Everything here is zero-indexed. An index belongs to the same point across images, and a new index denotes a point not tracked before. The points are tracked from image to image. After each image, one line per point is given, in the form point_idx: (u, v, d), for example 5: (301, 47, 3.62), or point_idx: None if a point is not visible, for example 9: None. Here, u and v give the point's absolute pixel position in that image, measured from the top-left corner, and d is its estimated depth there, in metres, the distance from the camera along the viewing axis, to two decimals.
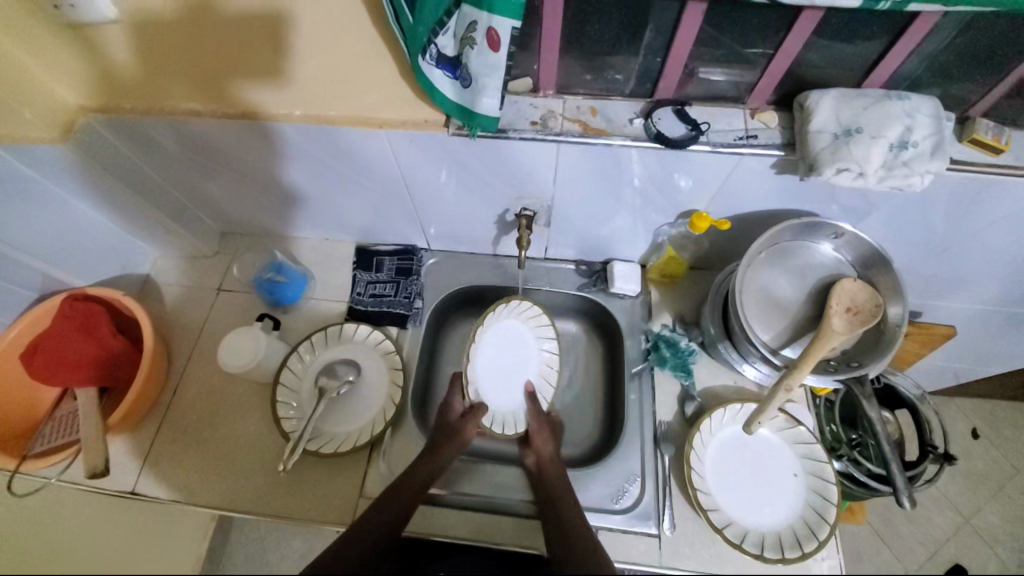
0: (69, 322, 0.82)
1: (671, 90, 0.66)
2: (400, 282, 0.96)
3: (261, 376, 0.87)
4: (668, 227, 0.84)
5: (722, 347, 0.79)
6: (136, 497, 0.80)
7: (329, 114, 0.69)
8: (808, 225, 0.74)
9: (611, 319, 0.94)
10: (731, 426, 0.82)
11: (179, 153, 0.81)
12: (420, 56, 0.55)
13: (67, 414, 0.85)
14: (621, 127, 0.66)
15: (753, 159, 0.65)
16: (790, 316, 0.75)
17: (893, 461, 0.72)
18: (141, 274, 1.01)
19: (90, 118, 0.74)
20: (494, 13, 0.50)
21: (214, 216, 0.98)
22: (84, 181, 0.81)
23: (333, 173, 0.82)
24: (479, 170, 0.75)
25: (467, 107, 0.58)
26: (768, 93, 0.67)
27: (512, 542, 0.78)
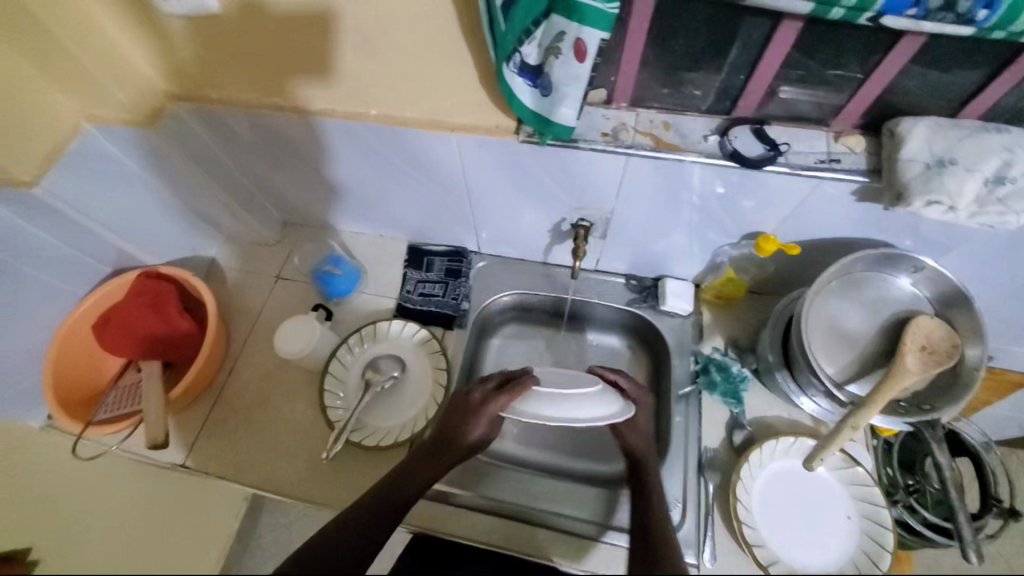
0: (140, 297, 0.86)
1: (750, 108, 0.65)
2: (449, 284, 0.97)
3: (312, 364, 0.89)
4: (729, 248, 0.82)
5: (780, 377, 0.76)
6: (186, 470, 0.83)
7: (403, 115, 0.72)
8: (885, 257, 0.70)
9: (659, 337, 0.92)
10: (782, 459, 0.78)
11: (254, 144, 0.85)
12: (504, 64, 0.55)
13: (130, 384, 0.89)
14: (694, 143, 0.65)
15: (832, 184, 0.63)
16: (857, 350, 0.71)
17: (960, 511, 0.68)
18: (206, 256, 1.06)
19: (176, 105, 0.79)
20: (584, 25, 0.50)
21: (278, 206, 1.02)
22: (166, 164, 0.85)
23: (397, 171, 0.84)
24: (543, 178, 0.75)
25: (544, 115, 0.58)
26: (854, 116, 0.64)
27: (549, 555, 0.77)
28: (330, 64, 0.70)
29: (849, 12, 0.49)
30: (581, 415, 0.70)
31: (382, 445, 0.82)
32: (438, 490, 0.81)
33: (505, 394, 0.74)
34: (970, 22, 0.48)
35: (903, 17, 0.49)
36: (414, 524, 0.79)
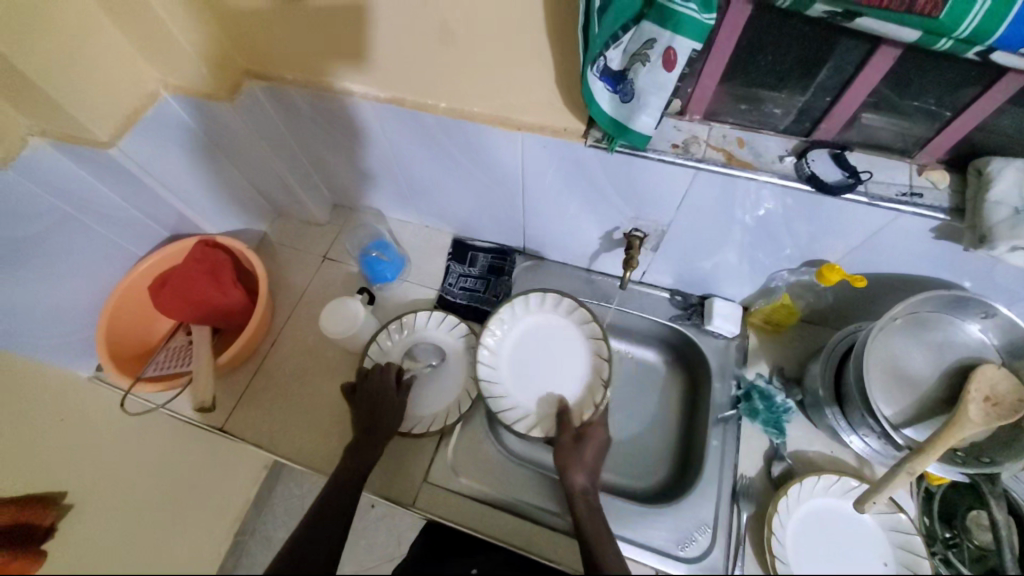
0: (198, 264, 0.89)
1: (831, 132, 0.63)
2: (490, 280, 0.99)
3: (352, 346, 0.90)
4: (786, 273, 0.79)
5: (829, 412, 0.74)
6: (224, 435, 0.86)
7: (470, 110, 0.71)
8: (955, 300, 0.67)
9: (699, 357, 0.90)
10: (822, 496, 0.75)
11: (318, 126, 0.87)
12: (589, 67, 0.55)
13: (179, 346, 0.92)
14: (768, 163, 0.63)
15: (911, 219, 0.61)
16: (916, 393, 0.69)
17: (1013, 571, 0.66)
18: (259, 231, 1.09)
19: (252, 82, 0.80)
20: (678, 34, 0.49)
21: (331, 188, 1.04)
22: (234, 139, 0.88)
23: (455, 164, 0.84)
24: (604, 186, 0.75)
25: (622, 123, 0.58)
26: (941, 150, 0.61)
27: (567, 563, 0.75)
28: (412, 51, 0.70)
29: (957, 44, 0.46)
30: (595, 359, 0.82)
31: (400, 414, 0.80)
32: (466, 484, 0.81)
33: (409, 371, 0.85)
34: None
35: (1018, 54, 0.46)
36: (431, 512, 0.79)
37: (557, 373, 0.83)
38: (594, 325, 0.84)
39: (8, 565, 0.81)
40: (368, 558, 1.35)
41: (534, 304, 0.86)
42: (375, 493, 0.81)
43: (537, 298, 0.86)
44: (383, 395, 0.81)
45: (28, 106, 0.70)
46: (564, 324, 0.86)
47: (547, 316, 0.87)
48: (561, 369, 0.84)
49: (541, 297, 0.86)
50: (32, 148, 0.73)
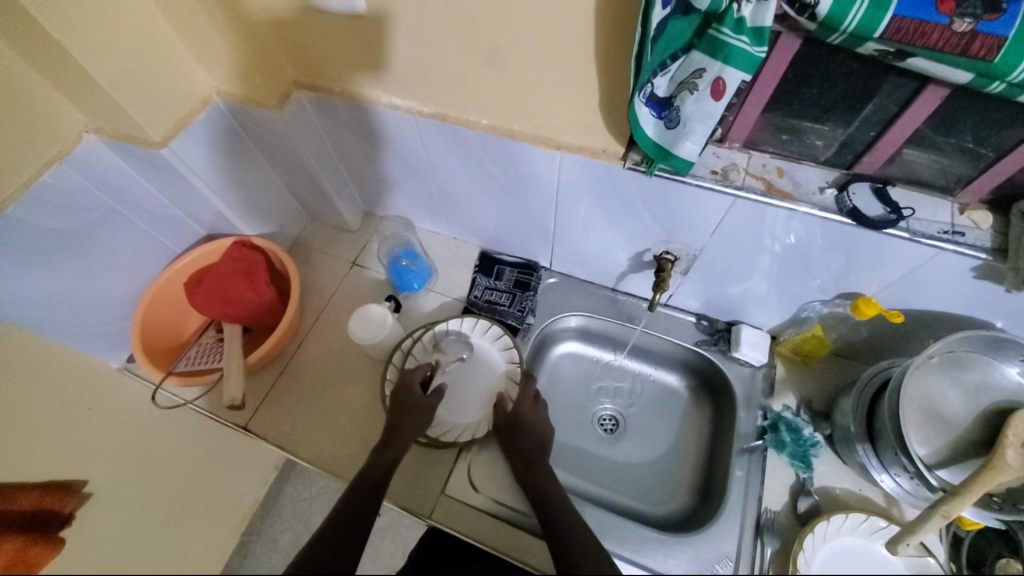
0: (234, 263, 0.91)
1: (871, 167, 0.63)
2: (516, 295, 0.99)
3: (375, 353, 0.91)
4: (818, 304, 0.78)
5: (860, 449, 0.72)
6: (247, 433, 0.86)
7: (511, 129, 0.75)
8: (994, 341, 0.66)
9: (724, 384, 0.89)
10: (850, 536, 0.73)
11: (357, 135, 0.89)
12: (635, 93, 0.56)
13: (211, 343, 0.95)
14: (808, 194, 0.64)
15: (952, 257, 0.60)
16: (952, 433, 0.67)
17: None
18: (291, 233, 1.11)
19: (301, 93, 0.84)
20: (727, 64, 0.50)
21: (364, 196, 1.07)
22: (278, 144, 0.91)
23: (490, 179, 0.86)
24: (638, 207, 0.76)
25: (665, 147, 0.59)
26: (984, 191, 0.61)
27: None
28: None
29: (1009, 87, 0.46)
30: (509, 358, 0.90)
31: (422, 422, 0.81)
32: (484, 500, 0.80)
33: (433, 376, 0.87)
34: None
35: None
36: (447, 526, 0.78)
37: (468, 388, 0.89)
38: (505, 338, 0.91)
39: (27, 553, 0.80)
40: (371, 568, 1.34)
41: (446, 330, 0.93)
42: (396, 504, 0.80)
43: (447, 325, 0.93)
44: (412, 393, 0.82)
45: (90, 105, 0.74)
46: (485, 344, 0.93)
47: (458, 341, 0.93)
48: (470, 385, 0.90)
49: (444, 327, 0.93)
50: (86, 144, 0.77)
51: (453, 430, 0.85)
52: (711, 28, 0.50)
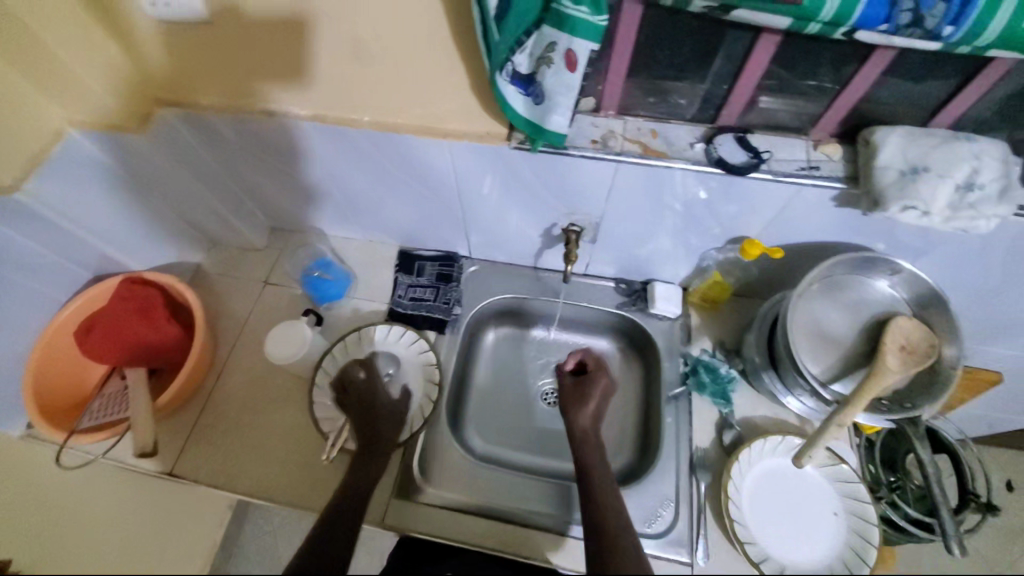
0: (127, 304, 0.86)
1: (732, 118, 0.67)
2: (440, 288, 0.98)
3: (300, 371, 0.88)
4: (715, 252, 0.84)
5: (767, 377, 0.78)
6: (173, 478, 0.83)
7: (395, 122, 0.73)
8: (864, 260, 0.73)
9: (649, 340, 0.94)
10: (773, 457, 0.80)
11: (243, 149, 0.85)
12: (497, 72, 0.56)
13: (115, 392, 0.87)
14: (681, 151, 0.67)
15: (813, 191, 0.66)
16: (840, 350, 0.74)
17: (942, 505, 0.69)
18: (191, 262, 1.04)
19: (166, 110, 0.78)
20: (575, 36, 0.52)
21: (265, 211, 1.01)
22: (151, 169, 0.84)
23: (388, 176, 0.84)
24: (535, 184, 0.77)
25: (537, 123, 0.60)
26: (833, 125, 0.66)
27: (547, 557, 0.77)
28: (327, 66, 0.71)
29: (825, 27, 0.50)
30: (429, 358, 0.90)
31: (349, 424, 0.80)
32: (435, 496, 0.81)
33: (363, 392, 0.84)
34: (937, 39, 0.50)
35: (878, 32, 0.50)
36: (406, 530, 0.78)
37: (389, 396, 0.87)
38: (421, 341, 0.91)
39: None
40: None
41: (360, 340, 0.91)
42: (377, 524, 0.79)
43: (358, 335, 0.91)
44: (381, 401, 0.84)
45: None
46: (403, 353, 0.91)
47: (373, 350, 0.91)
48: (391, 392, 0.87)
49: (356, 340, 0.91)
50: None
51: None
52: (553, 1, 0.51)
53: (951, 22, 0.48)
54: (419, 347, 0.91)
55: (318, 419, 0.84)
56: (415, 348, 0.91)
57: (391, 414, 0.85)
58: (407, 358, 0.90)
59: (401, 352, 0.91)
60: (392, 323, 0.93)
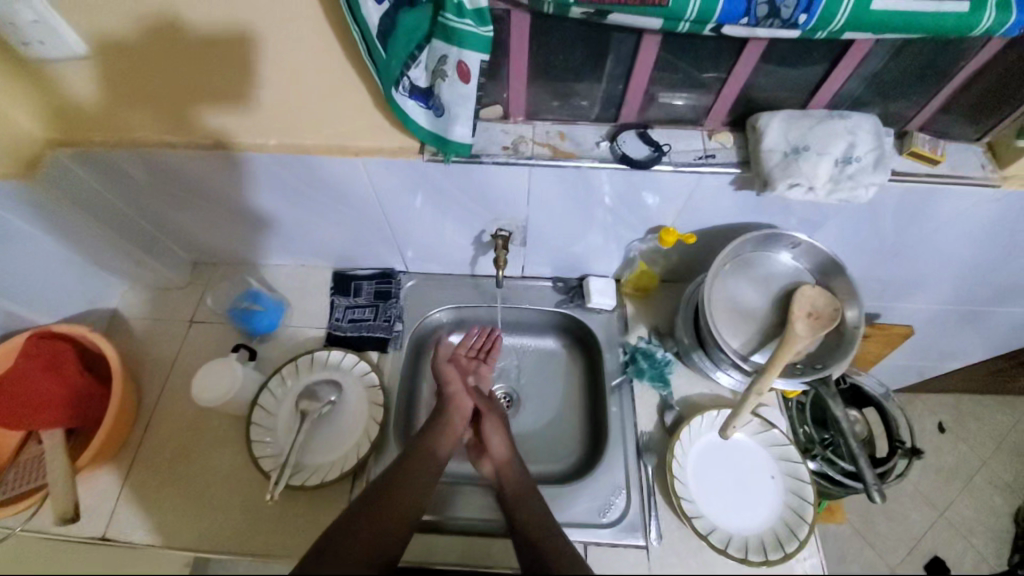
0: (32, 361, 0.79)
1: (632, 115, 0.71)
2: (379, 306, 0.96)
3: (235, 409, 0.85)
4: (638, 243, 0.87)
5: (697, 356, 0.84)
6: (106, 543, 0.77)
7: (304, 143, 0.73)
8: (769, 237, 0.78)
9: (590, 334, 0.96)
10: (711, 432, 0.83)
11: (150, 184, 0.81)
12: (393, 87, 0.57)
13: (32, 458, 0.81)
14: (588, 150, 0.70)
15: (713, 177, 0.70)
16: (756, 324, 0.79)
17: (861, 457, 0.74)
18: (108, 309, 0.97)
19: (56, 152, 0.75)
20: (463, 48, 0.53)
21: (184, 246, 0.97)
22: (46, 215, 0.79)
23: (308, 199, 0.83)
24: (456, 195, 0.78)
25: (440, 135, 0.61)
26: (723, 114, 0.71)
27: None
28: (226, 94, 0.69)
29: (694, 25, 0.53)
30: (371, 378, 0.88)
31: (288, 460, 0.77)
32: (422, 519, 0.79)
33: (305, 423, 0.81)
34: (795, 27, 0.52)
35: (740, 25, 0.52)
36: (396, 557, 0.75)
37: (333, 423, 0.84)
38: (361, 362, 0.89)
39: None
40: None
41: (298, 369, 0.88)
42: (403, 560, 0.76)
43: (295, 364, 0.89)
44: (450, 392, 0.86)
45: None
46: (344, 376, 0.88)
47: (311, 378, 0.88)
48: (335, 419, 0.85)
49: (293, 370, 0.88)
50: None
51: (328, 467, 0.81)
52: (438, 16, 0.52)
53: (804, 10, 0.51)
54: (359, 368, 0.89)
55: (258, 457, 0.80)
56: (359, 368, 0.89)
57: (335, 442, 0.83)
58: (348, 380, 0.88)
59: (342, 376, 0.88)
60: (329, 348, 0.91)
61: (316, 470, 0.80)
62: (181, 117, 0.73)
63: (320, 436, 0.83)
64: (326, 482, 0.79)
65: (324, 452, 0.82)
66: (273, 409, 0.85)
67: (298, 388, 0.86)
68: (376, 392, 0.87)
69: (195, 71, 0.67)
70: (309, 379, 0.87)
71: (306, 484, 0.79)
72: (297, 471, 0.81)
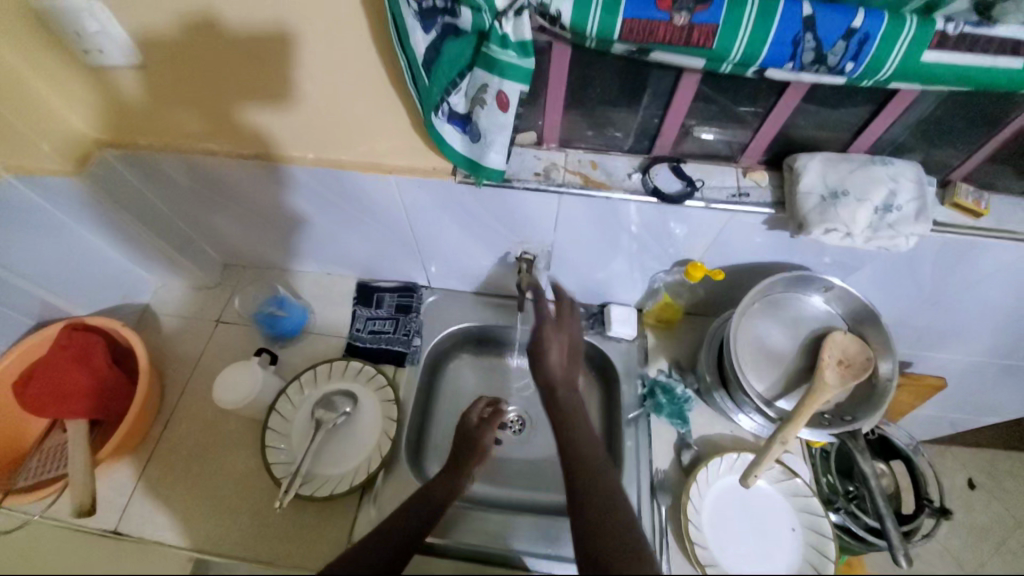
0: (64, 353, 0.82)
1: (666, 148, 0.71)
2: (399, 319, 0.97)
3: (252, 413, 0.86)
4: (663, 274, 0.86)
5: (718, 395, 0.82)
6: (117, 537, 0.78)
7: (341, 159, 0.75)
8: (800, 278, 0.76)
9: (608, 362, 0.94)
10: (728, 475, 0.80)
11: (190, 187, 0.84)
12: (433, 113, 0.58)
13: (56, 446, 0.83)
14: (620, 181, 0.70)
15: (745, 215, 0.69)
16: (783, 366, 0.77)
17: (888, 516, 0.71)
18: (139, 304, 1.00)
19: (105, 152, 0.78)
20: (504, 79, 0.54)
21: (217, 248, 0.99)
22: (91, 210, 0.82)
23: (340, 211, 0.84)
24: (484, 217, 0.78)
25: (475, 160, 0.62)
26: (761, 152, 0.70)
27: None
28: (271, 107, 0.72)
29: (736, 68, 0.53)
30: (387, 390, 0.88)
31: (300, 469, 0.78)
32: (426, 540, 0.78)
33: (319, 433, 0.81)
34: (841, 73, 0.52)
35: (784, 69, 0.52)
36: None
37: (347, 434, 0.85)
38: (378, 375, 0.89)
39: None
40: None
41: (316, 377, 0.89)
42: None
43: (314, 372, 0.90)
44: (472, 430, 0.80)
45: None
46: (359, 387, 0.89)
47: (328, 387, 0.89)
48: (348, 430, 0.85)
49: (311, 377, 0.89)
50: None
51: (337, 479, 0.81)
52: (482, 46, 0.53)
53: (851, 59, 0.50)
54: (376, 381, 0.89)
55: (271, 463, 0.81)
56: (376, 380, 0.89)
57: (346, 454, 0.83)
58: (364, 392, 0.88)
59: (358, 387, 0.88)
60: (348, 358, 0.92)
61: (324, 482, 0.80)
62: (226, 126, 0.75)
63: (334, 446, 0.84)
64: (335, 495, 0.79)
65: (335, 463, 0.82)
66: (289, 415, 0.86)
67: (316, 396, 0.87)
68: (390, 405, 0.87)
69: (243, 80, 0.69)
70: (327, 387, 0.88)
71: (314, 495, 0.79)
72: (307, 480, 0.81)
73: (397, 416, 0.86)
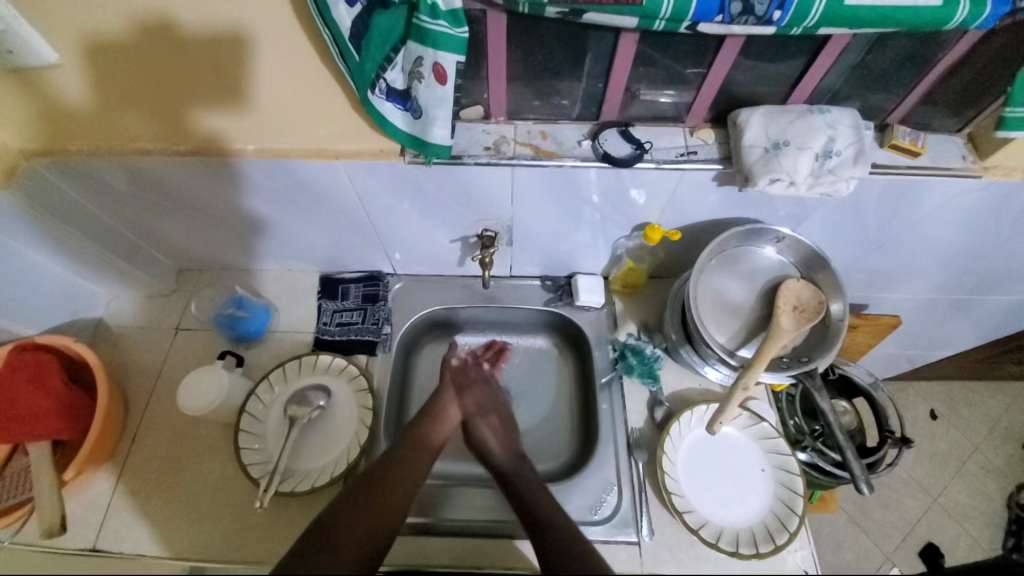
0: (16, 375, 0.78)
1: (614, 113, 0.71)
2: (367, 309, 0.96)
3: (223, 417, 0.84)
4: (624, 240, 0.87)
5: (684, 352, 0.85)
6: (97, 554, 0.77)
7: (284, 148, 0.73)
8: (752, 231, 0.79)
9: (578, 332, 0.96)
10: (699, 428, 0.84)
11: (130, 193, 0.80)
12: (370, 91, 0.57)
13: (17, 472, 0.80)
14: (570, 149, 0.70)
15: (695, 173, 0.70)
16: (740, 319, 0.80)
17: (847, 448, 0.74)
18: (92, 319, 0.96)
19: (33, 162, 0.73)
20: (439, 50, 0.52)
21: (169, 254, 0.96)
22: (28, 226, 0.77)
23: (293, 204, 0.82)
24: (440, 196, 0.77)
25: (419, 137, 0.61)
26: (704, 111, 0.71)
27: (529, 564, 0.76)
28: (202, 100, 0.69)
29: (669, 23, 0.53)
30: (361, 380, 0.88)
31: (277, 467, 0.77)
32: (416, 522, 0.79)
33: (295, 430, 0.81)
34: (771, 22, 0.52)
35: (715, 22, 0.52)
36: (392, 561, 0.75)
37: (324, 428, 0.84)
38: (350, 367, 0.88)
39: None
40: None
41: (285, 375, 0.88)
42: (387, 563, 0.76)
43: (283, 370, 0.88)
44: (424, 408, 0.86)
45: None
46: (333, 382, 0.88)
47: (298, 384, 0.87)
48: (325, 424, 0.84)
49: (281, 375, 0.88)
50: None
51: (318, 471, 0.81)
52: (413, 17, 0.52)
53: (778, 7, 0.50)
54: (349, 373, 0.88)
55: (247, 465, 0.80)
56: (350, 370, 0.88)
57: (325, 447, 0.83)
58: (337, 385, 0.87)
59: (329, 382, 0.87)
60: (317, 352, 0.91)
61: (305, 477, 0.80)
62: (157, 121, 0.72)
63: (311, 441, 0.84)
64: (318, 489, 0.79)
65: (314, 458, 0.82)
66: (261, 415, 0.84)
67: (288, 394, 0.86)
68: (365, 395, 0.86)
69: (170, 74, 0.66)
70: (299, 383, 0.87)
71: (295, 490, 0.78)
72: (287, 477, 0.80)
73: (374, 404, 0.86)
